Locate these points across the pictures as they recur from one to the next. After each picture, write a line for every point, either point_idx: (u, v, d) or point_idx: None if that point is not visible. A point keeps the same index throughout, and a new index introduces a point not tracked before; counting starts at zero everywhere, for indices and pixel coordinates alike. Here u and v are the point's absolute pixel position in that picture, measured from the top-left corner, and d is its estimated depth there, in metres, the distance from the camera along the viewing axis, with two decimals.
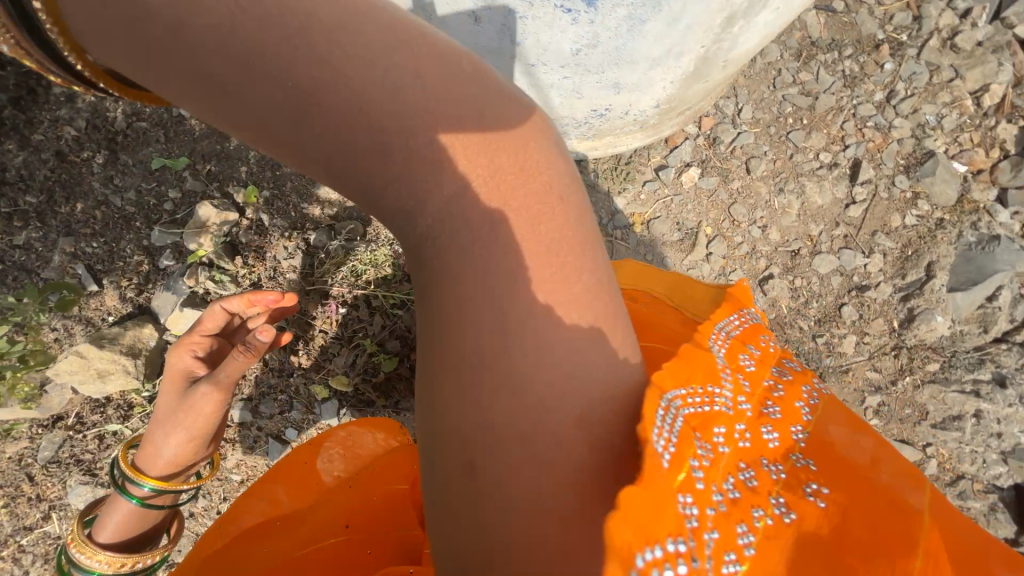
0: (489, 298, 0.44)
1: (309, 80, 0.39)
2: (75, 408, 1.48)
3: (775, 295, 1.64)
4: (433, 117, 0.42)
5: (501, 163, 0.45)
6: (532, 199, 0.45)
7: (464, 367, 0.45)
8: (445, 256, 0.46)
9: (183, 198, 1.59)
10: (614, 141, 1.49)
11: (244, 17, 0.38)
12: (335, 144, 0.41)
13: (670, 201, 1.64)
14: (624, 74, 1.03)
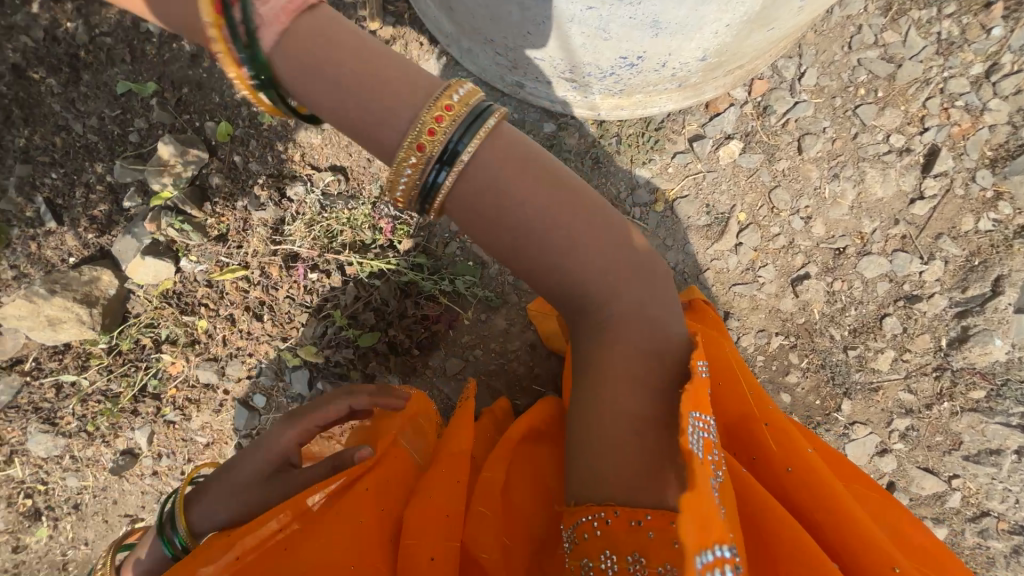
0: (618, 384, 0.63)
1: (544, 251, 0.60)
2: (32, 353, 1.39)
3: (808, 297, 1.45)
4: (624, 280, 0.63)
5: (638, 307, 0.64)
6: (652, 324, 0.64)
7: (602, 418, 0.63)
8: (605, 343, 0.65)
9: (152, 131, 1.42)
10: (644, 99, 1.26)
11: (527, 204, 0.58)
12: (560, 281, 0.62)
13: (702, 179, 1.41)
14: (622, 36, 0.86)
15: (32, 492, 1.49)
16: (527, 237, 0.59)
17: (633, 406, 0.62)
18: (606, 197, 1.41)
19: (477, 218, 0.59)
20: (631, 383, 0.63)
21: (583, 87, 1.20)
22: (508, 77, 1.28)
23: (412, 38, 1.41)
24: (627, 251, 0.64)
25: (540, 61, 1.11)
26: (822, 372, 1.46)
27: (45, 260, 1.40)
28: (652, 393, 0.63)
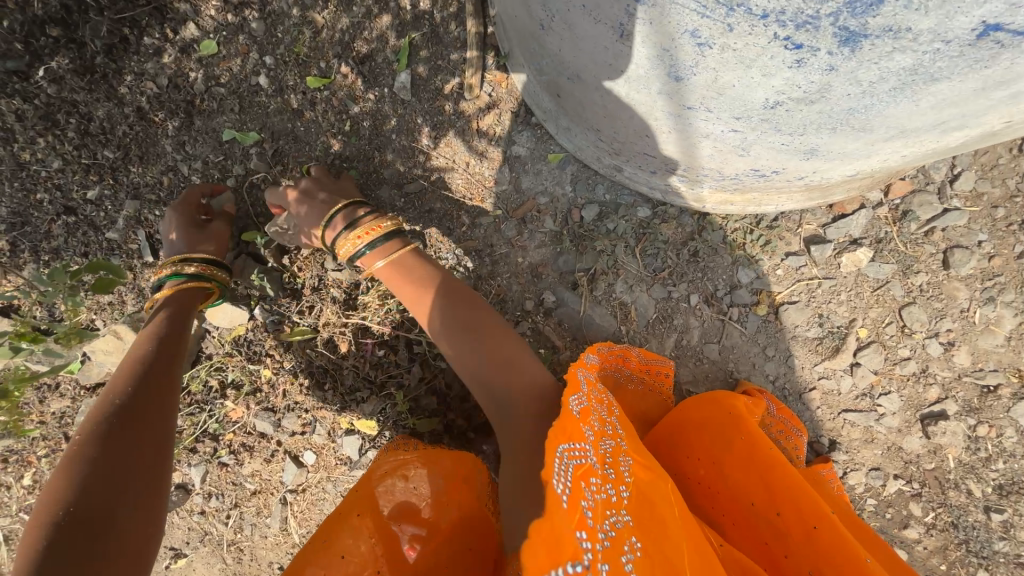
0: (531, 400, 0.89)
1: (470, 312, 1.01)
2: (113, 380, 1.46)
3: (942, 441, 1.21)
4: (476, 326, 0.99)
5: (499, 345, 0.96)
6: (506, 361, 0.94)
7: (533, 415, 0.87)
8: (509, 359, 0.95)
9: (246, 177, 1.44)
10: (761, 197, 1.11)
11: (439, 290, 1.05)
12: (474, 319, 1.00)
13: (817, 286, 1.23)
14: (777, 158, 0.76)
15: None
16: (444, 293, 1.05)
17: (530, 401, 0.88)
18: (701, 293, 1.27)
19: (415, 295, 1.07)
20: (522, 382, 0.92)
21: (691, 181, 1.08)
22: (607, 159, 1.19)
23: (507, 108, 1.37)
24: (476, 318, 1.01)
25: (650, 154, 1.01)
26: (954, 533, 1.21)
27: (140, 291, 1.45)
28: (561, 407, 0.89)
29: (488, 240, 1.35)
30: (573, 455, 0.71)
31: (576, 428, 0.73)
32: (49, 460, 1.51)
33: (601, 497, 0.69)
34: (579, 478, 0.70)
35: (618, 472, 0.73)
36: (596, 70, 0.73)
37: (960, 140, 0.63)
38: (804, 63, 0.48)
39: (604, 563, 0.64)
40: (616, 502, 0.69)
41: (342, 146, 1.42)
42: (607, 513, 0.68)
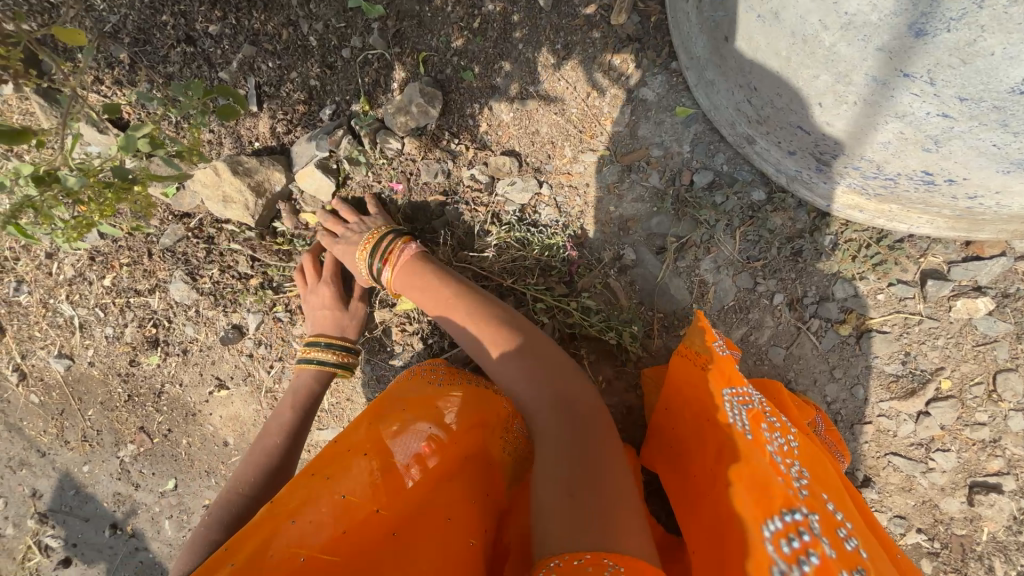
0: (564, 378, 0.98)
1: (473, 311, 1.11)
2: (199, 214, 1.52)
3: (983, 513, 1.16)
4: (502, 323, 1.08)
5: (527, 331, 1.06)
6: (541, 350, 1.03)
7: (561, 391, 0.96)
8: (530, 346, 1.03)
9: (363, 52, 1.42)
10: (899, 211, 1.01)
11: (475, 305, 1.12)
12: (493, 315, 1.09)
13: (915, 322, 1.15)
14: (951, 169, 0.72)
15: (157, 324, 1.68)
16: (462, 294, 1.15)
17: (554, 376, 0.98)
18: (787, 295, 1.21)
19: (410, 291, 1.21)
20: (556, 361, 1.01)
21: (829, 173, 0.99)
22: (742, 127, 1.10)
23: (647, 46, 1.26)
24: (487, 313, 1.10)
25: (802, 129, 0.90)
26: None
27: (239, 138, 1.48)
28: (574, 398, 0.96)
29: (585, 180, 1.31)
30: (743, 401, 0.90)
31: (735, 376, 0.93)
32: (129, 270, 1.64)
33: (782, 445, 0.86)
34: (756, 420, 0.88)
35: (785, 425, 0.91)
36: (805, 11, 0.66)
37: None
38: None
39: (813, 510, 0.77)
40: (792, 452, 0.86)
41: (465, 44, 1.36)
42: (790, 460, 0.85)
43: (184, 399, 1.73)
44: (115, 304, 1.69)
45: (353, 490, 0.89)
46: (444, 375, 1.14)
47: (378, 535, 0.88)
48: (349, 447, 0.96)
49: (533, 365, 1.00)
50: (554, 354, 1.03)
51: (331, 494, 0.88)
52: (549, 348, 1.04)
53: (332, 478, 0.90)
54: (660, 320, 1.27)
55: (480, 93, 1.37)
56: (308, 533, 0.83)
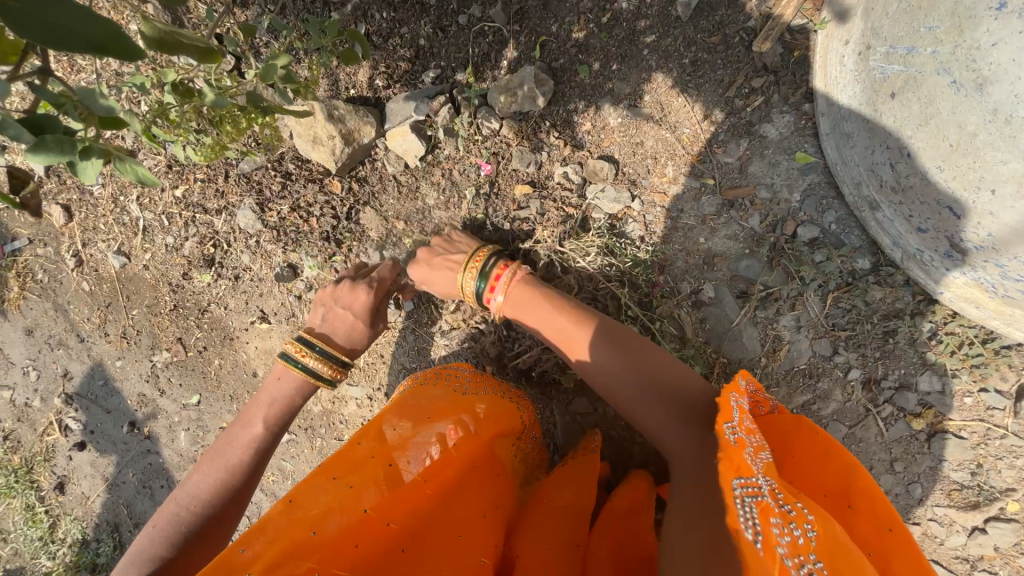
0: (674, 395, 0.94)
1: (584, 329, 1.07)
2: (283, 148, 1.53)
3: None
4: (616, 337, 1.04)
5: (644, 354, 1.00)
6: (656, 368, 0.98)
7: (678, 406, 0.93)
8: (640, 364, 0.99)
9: (481, 24, 1.38)
10: (1021, 318, 0.94)
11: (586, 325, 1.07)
12: (608, 330, 1.05)
13: (998, 435, 1.08)
14: None
15: (216, 245, 1.71)
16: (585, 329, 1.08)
17: (672, 390, 0.95)
18: (864, 372, 1.15)
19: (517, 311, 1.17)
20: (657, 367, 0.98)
21: (956, 261, 0.93)
22: (868, 190, 1.03)
23: (781, 80, 1.19)
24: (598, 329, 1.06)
25: (945, 216, 0.85)
26: None
27: (337, 83, 1.47)
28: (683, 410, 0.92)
29: (678, 205, 1.26)
30: (748, 492, 0.69)
31: (743, 462, 0.73)
32: (202, 187, 1.66)
33: (788, 539, 0.66)
34: (763, 515, 0.67)
35: (798, 511, 0.70)
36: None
37: None
38: None
39: None
40: (803, 545, 0.66)
41: (588, 37, 1.30)
42: (797, 556, 0.65)
43: (226, 323, 1.77)
44: (181, 216, 1.72)
45: (368, 504, 0.90)
46: (470, 381, 1.19)
47: (388, 550, 0.89)
48: (363, 454, 0.97)
49: (643, 372, 0.98)
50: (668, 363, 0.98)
51: (355, 506, 0.89)
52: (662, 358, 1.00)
53: (347, 478, 0.92)
54: (721, 365, 1.22)
55: (591, 90, 1.32)
56: (325, 534, 0.84)
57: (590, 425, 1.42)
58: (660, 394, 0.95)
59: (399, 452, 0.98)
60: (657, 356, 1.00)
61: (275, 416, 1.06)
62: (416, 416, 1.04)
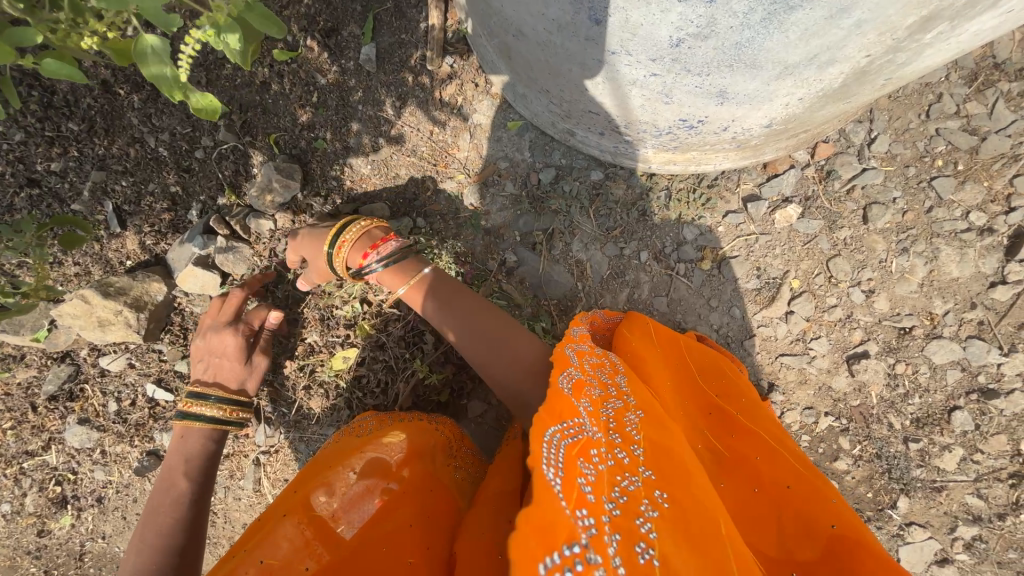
0: (503, 342, 1.04)
1: (457, 310, 1.11)
2: (81, 349, 1.45)
3: (865, 379, 1.34)
4: (476, 311, 1.10)
5: (508, 325, 1.06)
6: (488, 326, 1.07)
7: (497, 345, 1.04)
8: (495, 318, 1.09)
9: (216, 149, 1.44)
10: (700, 156, 1.20)
11: (455, 311, 1.10)
12: (483, 307, 1.11)
13: (754, 241, 1.35)
14: (697, 109, 0.87)
15: (61, 480, 1.54)
16: (467, 306, 1.11)
17: (512, 353, 1.03)
18: (650, 250, 1.36)
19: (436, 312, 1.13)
20: (518, 344, 1.04)
21: (636, 141, 1.16)
22: (560, 124, 1.25)
23: (470, 79, 1.42)
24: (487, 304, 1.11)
25: (595, 112, 1.08)
26: (878, 463, 1.35)
27: (108, 261, 1.44)
28: (508, 347, 1.03)
29: (452, 204, 1.42)
30: (567, 434, 0.74)
31: (568, 406, 0.77)
32: (13, 433, 1.49)
33: (606, 465, 0.75)
34: (579, 452, 0.74)
35: (625, 435, 0.80)
36: (535, 24, 0.81)
37: (830, 93, 0.77)
38: (685, 10, 0.59)
39: (612, 534, 0.67)
40: (624, 466, 0.76)
41: (310, 116, 1.43)
42: (614, 481, 0.74)
43: (114, 550, 1.58)
44: (7, 476, 1.51)
45: (273, 554, 0.93)
46: (375, 424, 1.24)
47: None
48: (273, 517, 1.01)
49: (487, 328, 1.07)
50: (515, 338, 1.05)
51: (253, 562, 0.91)
52: (511, 326, 1.06)
53: (262, 541, 0.95)
54: (555, 306, 1.38)
55: (335, 155, 1.45)
56: None
57: (495, 420, 1.43)
58: (488, 336, 1.06)
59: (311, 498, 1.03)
60: (496, 319, 1.08)
61: (190, 467, 1.13)
62: (323, 468, 1.10)
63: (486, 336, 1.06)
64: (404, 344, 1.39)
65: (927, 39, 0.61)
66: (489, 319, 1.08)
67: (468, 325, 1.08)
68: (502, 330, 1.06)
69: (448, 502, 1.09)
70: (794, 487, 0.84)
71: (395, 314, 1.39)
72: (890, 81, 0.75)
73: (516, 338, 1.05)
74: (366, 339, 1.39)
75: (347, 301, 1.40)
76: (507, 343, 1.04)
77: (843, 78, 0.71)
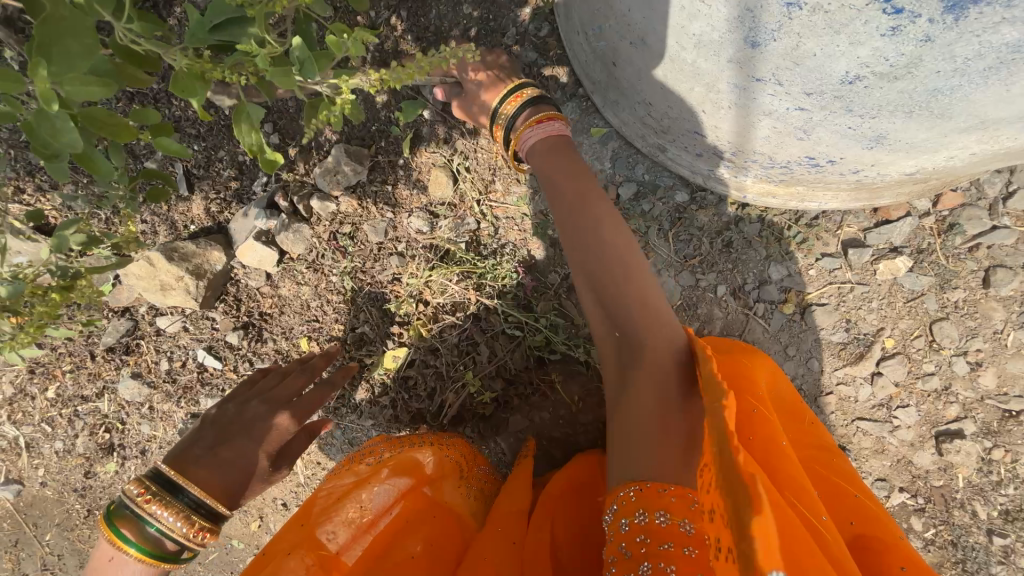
0: (614, 257, 0.88)
1: (571, 197, 0.95)
2: (141, 306, 1.48)
3: (953, 460, 1.20)
4: (589, 211, 0.93)
5: (627, 246, 0.90)
6: (602, 233, 0.90)
7: (608, 259, 0.88)
8: (605, 224, 0.91)
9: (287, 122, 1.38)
10: (805, 192, 1.07)
11: (570, 197, 0.95)
12: (601, 208, 0.93)
13: (848, 290, 1.22)
14: (832, 149, 0.76)
15: (111, 427, 1.59)
16: (584, 193, 0.95)
17: (628, 273, 0.87)
18: (728, 285, 1.25)
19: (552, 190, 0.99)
20: (645, 283, 0.87)
21: (736, 168, 1.03)
22: (652, 138, 1.14)
23: (557, 76, 1.32)
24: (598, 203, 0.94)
25: (700, 135, 0.96)
26: (951, 551, 1.22)
27: (172, 224, 1.44)
28: (622, 269, 0.87)
29: (520, 209, 1.34)
30: None
31: None
32: (73, 377, 1.54)
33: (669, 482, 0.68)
34: None
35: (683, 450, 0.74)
36: (664, 34, 0.71)
37: (1001, 153, 0.67)
38: (886, 45, 0.49)
39: None
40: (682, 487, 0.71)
41: (385, 98, 1.36)
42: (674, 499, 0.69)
43: None
44: (62, 415, 1.58)
45: None
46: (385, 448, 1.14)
47: None
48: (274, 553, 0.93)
49: (596, 237, 0.90)
50: (628, 259, 0.88)
51: None
52: (627, 248, 0.90)
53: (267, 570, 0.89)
54: None
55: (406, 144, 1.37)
56: None
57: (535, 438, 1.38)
58: (610, 242, 0.90)
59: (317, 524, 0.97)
60: (611, 230, 0.91)
61: None
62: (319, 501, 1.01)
63: (601, 239, 0.90)
64: (457, 353, 1.35)
65: None
66: (600, 220, 0.92)
67: (586, 220, 0.92)
68: (627, 247, 0.90)
69: (455, 524, 1.07)
70: (853, 515, 0.85)
71: (454, 322, 1.35)
72: None
73: (638, 265, 0.89)
74: (422, 343, 1.36)
75: (412, 300, 1.36)
76: (620, 262, 0.88)
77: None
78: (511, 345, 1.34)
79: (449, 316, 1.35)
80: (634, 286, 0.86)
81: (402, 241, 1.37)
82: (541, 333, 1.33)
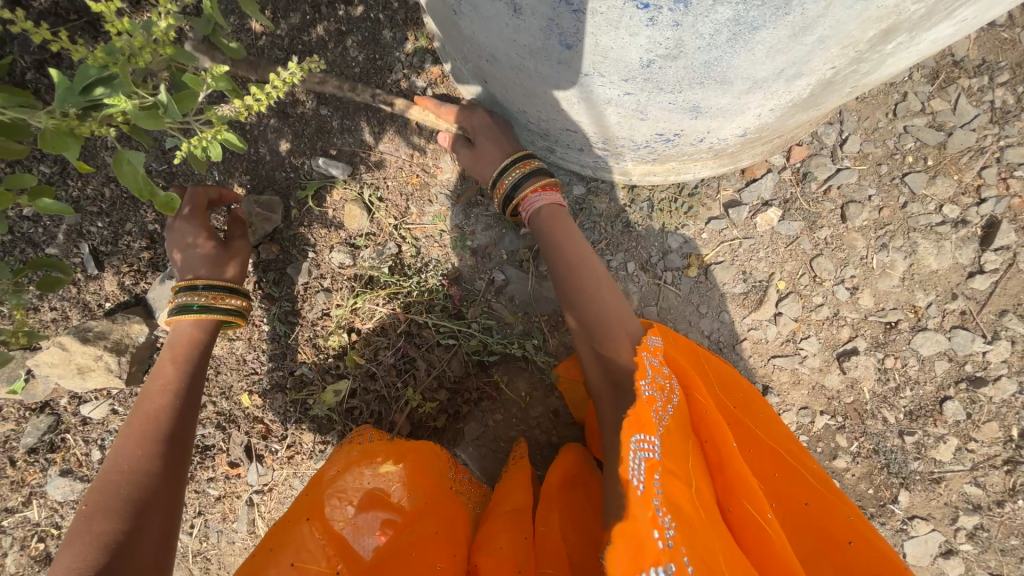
0: (599, 295, 1.00)
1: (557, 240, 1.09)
2: (60, 398, 1.40)
3: (856, 375, 1.35)
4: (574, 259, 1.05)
5: (604, 286, 1.02)
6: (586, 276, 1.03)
7: (592, 299, 1.00)
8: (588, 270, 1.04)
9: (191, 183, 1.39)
10: (678, 165, 1.21)
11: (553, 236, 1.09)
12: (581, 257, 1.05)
13: (738, 245, 1.36)
14: (671, 124, 0.88)
15: (44, 536, 1.47)
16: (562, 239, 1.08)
17: (611, 313, 0.98)
18: (636, 261, 1.37)
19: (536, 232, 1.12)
20: (623, 317, 0.99)
21: (615, 155, 1.15)
22: (539, 142, 1.25)
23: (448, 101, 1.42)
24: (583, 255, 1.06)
25: (571, 130, 1.08)
26: (876, 459, 1.35)
27: (84, 305, 1.39)
28: (603, 307, 0.99)
29: (436, 226, 1.41)
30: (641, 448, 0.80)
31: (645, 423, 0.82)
32: None
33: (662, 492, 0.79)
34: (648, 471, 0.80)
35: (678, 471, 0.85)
36: (505, 49, 0.81)
37: (797, 105, 0.80)
38: (653, 33, 0.60)
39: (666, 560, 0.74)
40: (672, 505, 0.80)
41: (288, 145, 1.40)
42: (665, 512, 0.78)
43: None
44: None
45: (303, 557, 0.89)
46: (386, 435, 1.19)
47: None
48: (288, 521, 0.96)
49: (580, 281, 1.03)
50: (611, 298, 1.01)
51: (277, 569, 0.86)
52: (608, 289, 1.02)
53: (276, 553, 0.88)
54: (547, 322, 1.40)
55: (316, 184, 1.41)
56: None
57: (493, 441, 1.41)
58: (591, 282, 1.02)
59: (327, 504, 0.99)
60: (593, 275, 1.03)
61: None
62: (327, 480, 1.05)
63: (584, 281, 1.02)
64: (396, 372, 1.37)
65: (880, 54, 0.65)
66: (585, 267, 1.04)
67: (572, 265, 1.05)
68: (607, 287, 1.02)
69: (459, 514, 1.10)
70: (817, 515, 0.96)
71: (388, 342, 1.38)
72: (852, 91, 0.78)
73: (618, 303, 1.00)
74: (359, 368, 1.38)
75: (344, 330, 1.38)
76: (601, 301, 1.00)
77: (808, 90, 0.74)
78: (447, 354, 1.38)
79: (382, 338, 1.38)
80: (627, 335, 0.96)
81: (326, 277, 1.40)
82: (477, 338, 1.37)
